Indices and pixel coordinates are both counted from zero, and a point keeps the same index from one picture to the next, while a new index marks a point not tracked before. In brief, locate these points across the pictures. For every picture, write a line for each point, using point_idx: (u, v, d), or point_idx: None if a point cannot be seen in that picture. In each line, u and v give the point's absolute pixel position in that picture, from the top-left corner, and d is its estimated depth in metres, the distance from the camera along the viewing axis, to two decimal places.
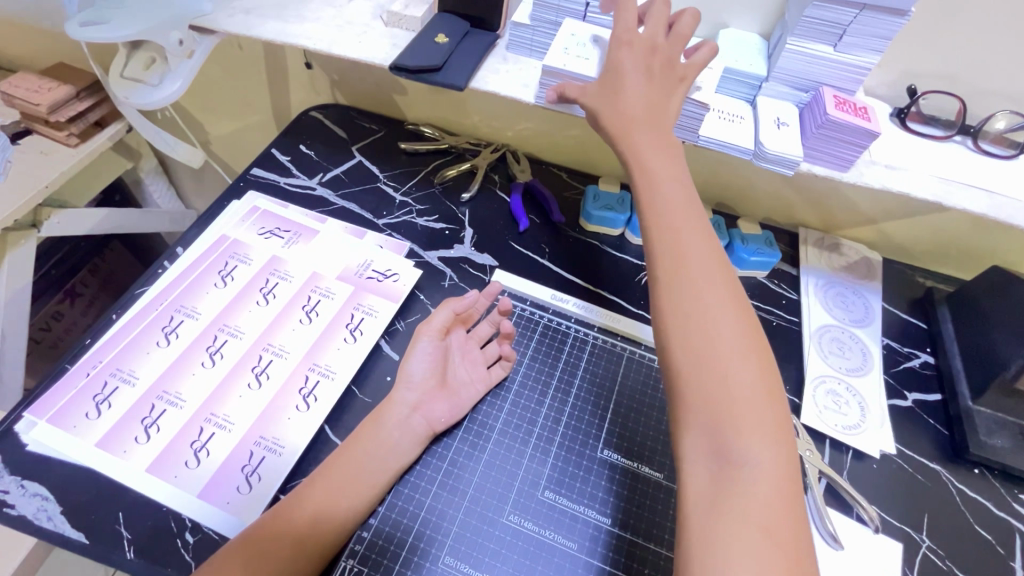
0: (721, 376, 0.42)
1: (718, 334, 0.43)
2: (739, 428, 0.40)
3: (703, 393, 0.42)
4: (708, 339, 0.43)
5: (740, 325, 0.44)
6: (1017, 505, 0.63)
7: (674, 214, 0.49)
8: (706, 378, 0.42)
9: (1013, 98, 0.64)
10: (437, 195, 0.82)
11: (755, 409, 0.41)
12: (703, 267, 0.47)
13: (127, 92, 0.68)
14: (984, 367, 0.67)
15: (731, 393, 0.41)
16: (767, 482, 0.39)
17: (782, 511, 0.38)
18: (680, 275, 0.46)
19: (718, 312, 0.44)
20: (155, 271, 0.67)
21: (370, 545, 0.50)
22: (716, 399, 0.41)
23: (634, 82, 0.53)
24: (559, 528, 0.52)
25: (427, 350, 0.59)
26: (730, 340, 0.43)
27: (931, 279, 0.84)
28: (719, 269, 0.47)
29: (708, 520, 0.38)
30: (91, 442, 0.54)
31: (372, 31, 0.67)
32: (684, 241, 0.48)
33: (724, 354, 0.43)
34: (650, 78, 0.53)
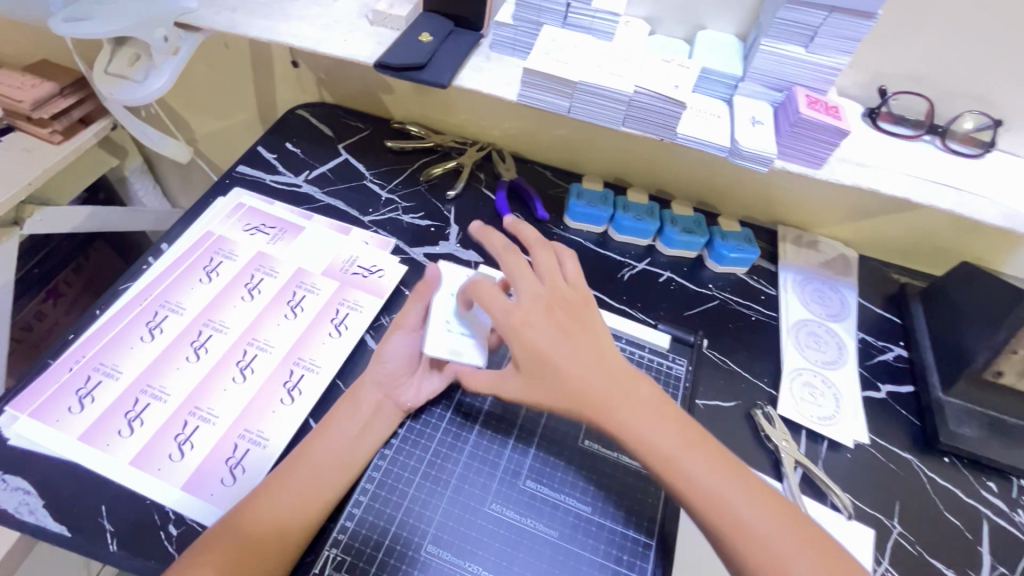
0: (761, 548, 0.44)
1: (735, 507, 0.46)
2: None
3: (746, 562, 0.44)
4: (734, 522, 0.45)
5: (702, 458, 0.48)
6: (984, 492, 0.65)
7: (644, 438, 0.49)
8: (744, 551, 0.45)
9: (978, 98, 0.67)
10: (422, 192, 0.83)
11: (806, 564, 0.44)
12: (678, 446, 0.48)
13: (110, 88, 0.69)
14: (953, 359, 0.69)
15: (773, 553, 0.44)
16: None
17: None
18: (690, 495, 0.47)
19: (697, 470, 0.47)
20: (139, 267, 0.67)
21: (353, 533, 0.50)
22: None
23: (541, 343, 0.51)
24: (540, 516, 0.53)
25: (407, 342, 0.59)
26: (738, 498, 0.46)
27: (905, 275, 0.86)
28: (677, 424, 0.50)
29: None
30: (74, 436, 0.54)
31: (358, 29, 0.68)
32: (689, 477, 0.47)
33: (719, 493, 0.46)
34: (551, 327, 0.52)
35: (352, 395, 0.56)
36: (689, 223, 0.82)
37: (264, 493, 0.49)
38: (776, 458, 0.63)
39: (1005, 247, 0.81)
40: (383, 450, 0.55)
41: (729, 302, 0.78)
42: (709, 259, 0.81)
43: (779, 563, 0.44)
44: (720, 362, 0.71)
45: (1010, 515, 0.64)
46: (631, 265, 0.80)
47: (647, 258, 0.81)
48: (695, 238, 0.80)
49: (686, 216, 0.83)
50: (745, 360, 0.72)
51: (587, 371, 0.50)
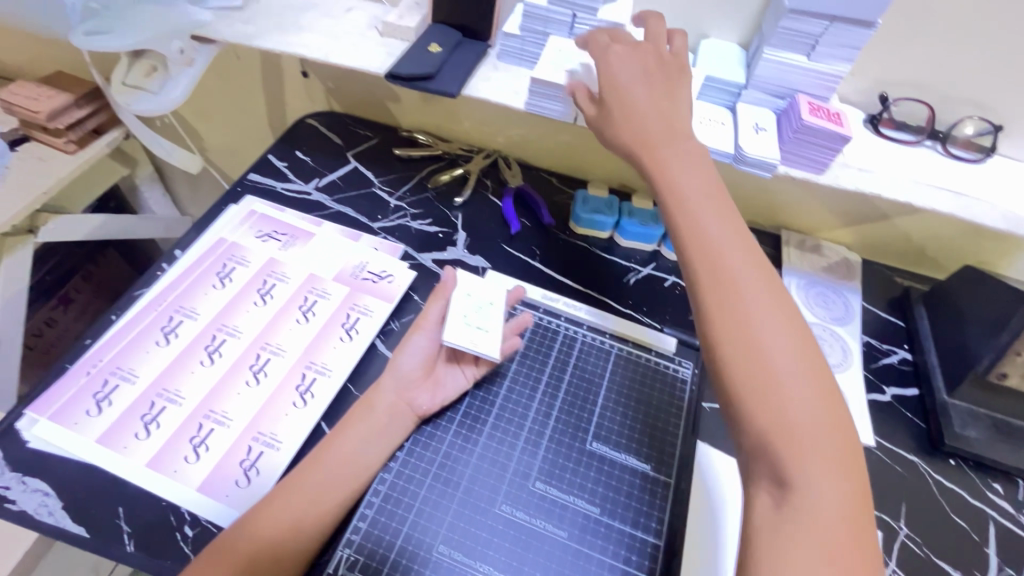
0: (777, 391, 0.43)
1: (785, 378, 0.43)
2: (797, 436, 0.42)
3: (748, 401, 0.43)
4: (758, 354, 0.44)
5: (788, 336, 0.45)
6: (990, 494, 0.65)
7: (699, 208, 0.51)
8: (752, 379, 0.44)
9: (978, 104, 0.68)
10: (430, 199, 0.85)
11: (812, 414, 0.43)
12: (758, 303, 0.46)
13: (127, 98, 0.70)
14: (957, 361, 0.70)
15: (783, 400, 0.43)
16: (832, 503, 0.41)
17: (847, 537, 0.40)
18: (749, 333, 0.45)
19: (777, 345, 0.44)
20: (154, 273, 0.68)
21: (365, 535, 0.51)
22: (775, 424, 0.42)
23: (639, 92, 0.55)
24: (550, 517, 0.53)
25: (422, 343, 0.60)
26: (773, 341, 0.44)
27: (908, 279, 0.87)
28: (786, 315, 0.46)
29: (774, 543, 0.40)
30: (92, 439, 0.55)
31: (368, 41, 0.69)
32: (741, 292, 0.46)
33: (780, 372, 0.44)
34: (649, 79, 0.56)
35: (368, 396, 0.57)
36: None
37: (280, 493, 0.50)
38: None
39: (1007, 250, 0.82)
40: (395, 453, 0.56)
41: None
42: None
43: (784, 411, 0.43)
44: None
45: (1016, 517, 0.64)
46: (637, 269, 0.80)
47: (652, 263, 0.82)
48: None
49: None
50: None
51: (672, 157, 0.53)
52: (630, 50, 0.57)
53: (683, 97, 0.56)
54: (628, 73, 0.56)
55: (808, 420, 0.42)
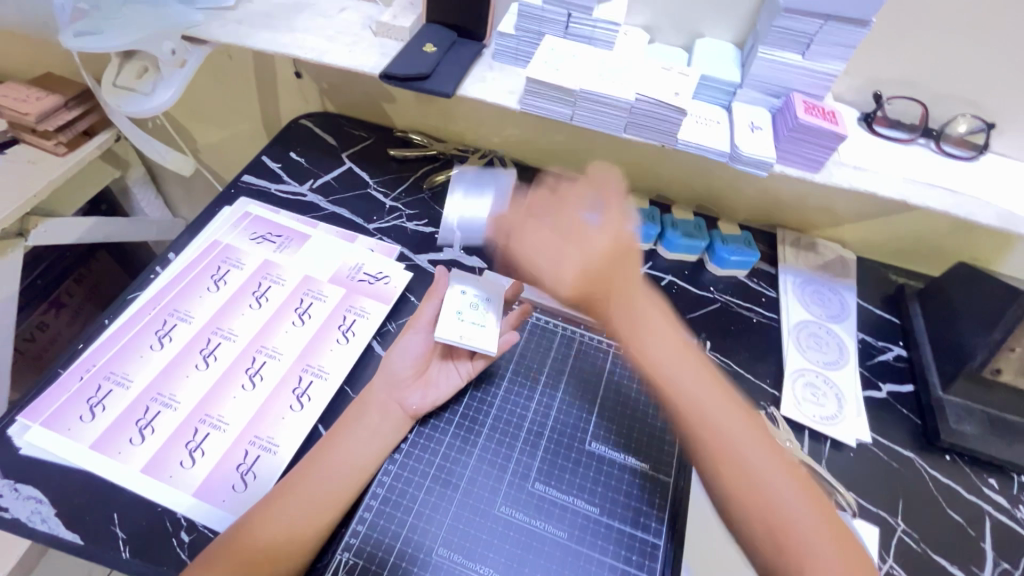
0: (761, 488, 0.48)
1: (749, 458, 0.49)
2: (789, 514, 0.47)
3: (742, 496, 0.48)
4: (739, 470, 0.49)
5: (734, 414, 0.51)
6: (985, 489, 0.66)
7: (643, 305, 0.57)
8: (742, 483, 0.48)
9: (971, 102, 0.68)
10: (426, 200, 0.84)
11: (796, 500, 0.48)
12: (721, 423, 0.50)
13: (118, 100, 0.70)
14: (952, 357, 0.70)
15: (772, 490, 0.48)
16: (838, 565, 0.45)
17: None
18: (720, 444, 0.50)
19: (734, 429, 0.50)
20: (147, 276, 0.67)
21: (364, 538, 0.50)
22: (768, 508, 0.47)
23: (549, 262, 0.59)
24: (549, 517, 0.53)
25: (413, 343, 0.60)
26: (741, 436, 0.50)
27: (903, 276, 0.87)
28: (717, 387, 0.53)
29: None
30: (86, 444, 0.54)
31: (362, 41, 0.69)
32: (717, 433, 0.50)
33: (744, 449, 0.49)
34: (568, 249, 0.59)
35: (366, 395, 0.57)
36: (689, 227, 0.83)
37: (278, 494, 0.50)
38: None
39: (1000, 246, 0.82)
40: (394, 455, 0.55)
41: (730, 304, 0.79)
42: (710, 262, 0.83)
43: (771, 495, 0.48)
44: (722, 364, 0.72)
45: (1011, 511, 0.64)
46: None
47: (649, 262, 0.82)
48: (695, 242, 0.81)
49: (686, 221, 0.84)
50: (747, 362, 0.73)
51: (619, 291, 0.56)
52: (544, 232, 0.61)
53: (597, 252, 0.58)
54: (543, 245, 0.61)
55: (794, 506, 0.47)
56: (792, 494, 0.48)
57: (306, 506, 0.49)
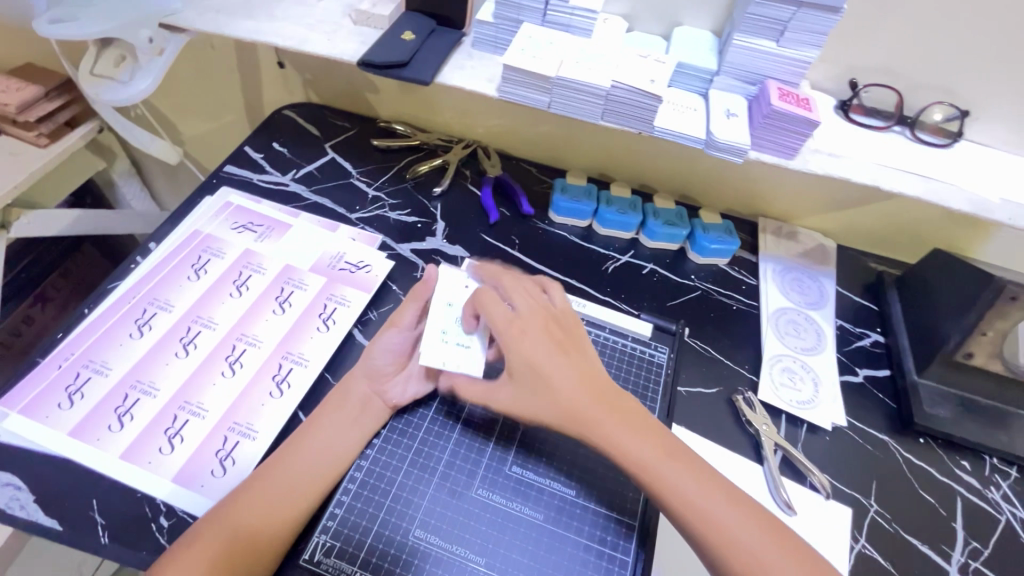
0: (717, 528, 0.48)
1: (700, 500, 0.49)
2: (751, 557, 0.47)
3: (704, 538, 0.48)
4: (696, 513, 0.48)
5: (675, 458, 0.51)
6: (958, 471, 0.67)
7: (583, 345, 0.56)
8: (700, 528, 0.48)
9: (946, 89, 0.69)
10: (409, 190, 0.85)
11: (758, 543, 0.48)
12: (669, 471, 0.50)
13: (96, 89, 0.69)
14: (926, 342, 0.72)
15: (731, 535, 0.48)
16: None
17: None
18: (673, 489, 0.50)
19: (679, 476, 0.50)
20: (127, 266, 0.67)
21: (342, 521, 0.51)
22: (725, 542, 0.47)
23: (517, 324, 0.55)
24: (525, 500, 0.54)
25: (396, 340, 0.59)
26: (689, 485, 0.50)
27: (882, 264, 0.88)
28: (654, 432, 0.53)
29: None
30: (64, 432, 0.54)
31: (341, 29, 0.69)
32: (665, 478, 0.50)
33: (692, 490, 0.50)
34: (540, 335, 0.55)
35: (345, 384, 0.57)
36: (670, 216, 0.84)
37: (255, 478, 0.50)
38: (756, 442, 0.65)
39: (977, 234, 0.83)
40: (372, 440, 0.56)
41: (710, 292, 0.80)
42: (691, 251, 0.83)
43: (731, 540, 0.48)
44: (702, 350, 0.73)
45: (983, 492, 0.66)
46: (615, 258, 0.82)
47: (631, 251, 0.83)
48: (677, 230, 0.82)
49: (668, 209, 0.85)
50: (726, 348, 0.74)
51: (565, 388, 0.52)
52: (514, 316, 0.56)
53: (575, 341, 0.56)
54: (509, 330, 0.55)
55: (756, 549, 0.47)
56: (752, 537, 0.48)
57: (283, 490, 0.50)
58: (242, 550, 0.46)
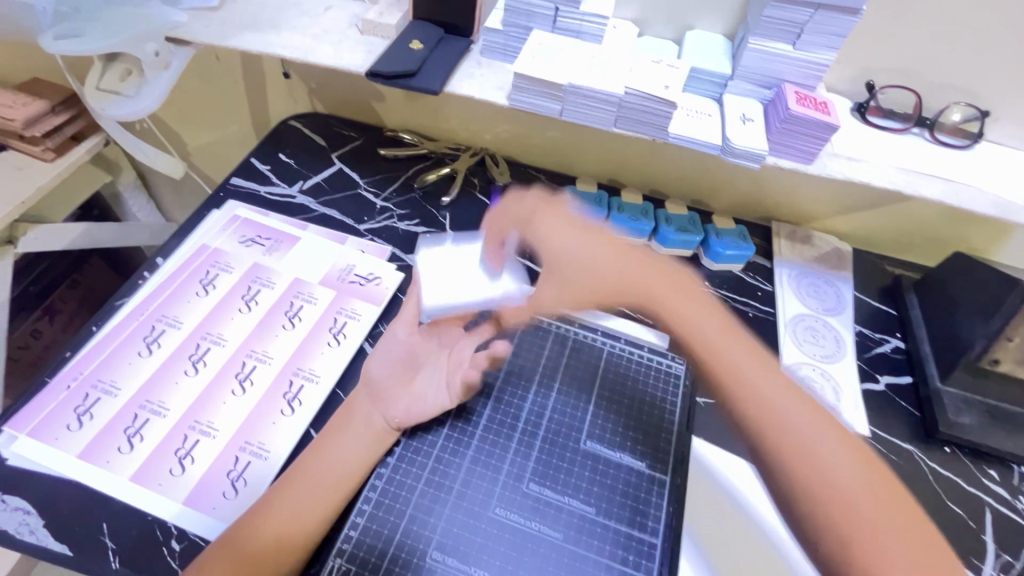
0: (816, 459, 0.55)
1: (806, 437, 0.56)
2: (851, 508, 0.51)
3: (800, 483, 0.54)
4: (797, 445, 0.55)
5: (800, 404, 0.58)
6: (985, 480, 0.65)
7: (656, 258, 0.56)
8: (792, 474, 0.55)
9: (964, 90, 0.68)
10: (417, 199, 0.84)
11: (847, 467, 0.54)
12: (789, 411, 0.57)
13: (104, 104, 0.69)
14: (950, 348, 0.70)
15: (832, 479, 0.53)
16: (861, 493, 0.53)
17: (883, 514, 0.52)
18: (771, 417, 0.57)
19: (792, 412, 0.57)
20: (136, 282, 0.67)
21: (357, 544, 0.49)
22: (838, 502, 0.52)
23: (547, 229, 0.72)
24: (544, 519, 0.52)
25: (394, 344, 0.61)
26: (808, 425, 0.56)
27: (899, 267, 0.87)
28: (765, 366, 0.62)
29: (875, 549, 0.49)
30: (73, 454, 0.53)
31: (348, 39, 0.68)
32: (784, 416, 0.57)
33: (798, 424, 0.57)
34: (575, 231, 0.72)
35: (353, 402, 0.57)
36: (683, 222, 0.82)
37: (267, 500, 0.50)
38: None
39: (997, 235, 0.82)
40: (385, 458, 0.54)
41: (726, 299, 0.78)
42: (705, 257, 0.82)
43: (834, 484, 0.53)
44: None
45: (1012, 502, 0.64)
46: None
47: None
48: (690, 237, 0.80)
49: (680, 215, 0.83)
50: None
51: (643, 273, 0.69)
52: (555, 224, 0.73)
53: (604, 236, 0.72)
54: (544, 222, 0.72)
55: (840, 464, 0.54)
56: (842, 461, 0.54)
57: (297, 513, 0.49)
58: None
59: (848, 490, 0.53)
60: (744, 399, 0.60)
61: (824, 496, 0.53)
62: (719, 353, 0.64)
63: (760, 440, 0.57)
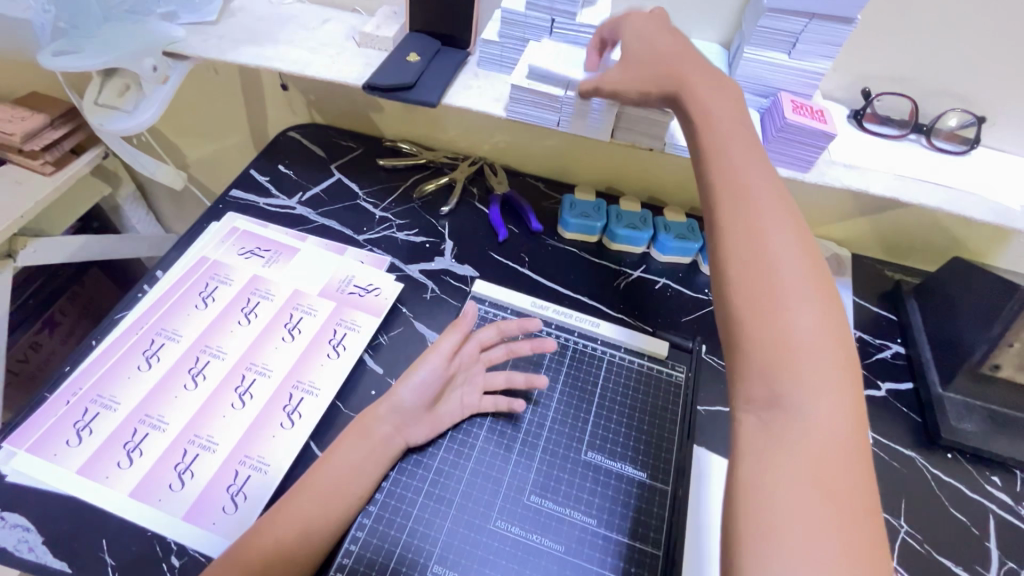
0: (784, 333, 0.40)
1: (786, 274, 0.42)
2: (796, 362, 0.39)
3: (751, 280, 0.43)
4: (763, 271, 0.42)
5: (791, 234, 0.44)
6: (988, 486, 0.65)
7: (728, 144, 0.49)
8: (753, 259, 0.43)
9: (960, 96, 0.68)
10: (416, 209, 0.84)
11: (815, 328, 0.40)
12: (775, 230, 0.44)
13: (102, 119, 0.69)
14: (951, 353, 0.70)
15: (789, 327, 0.40)
16: (825, 421, 0.38)
17: (839, 471, 0.37)
18: (745, 213, 0.45)
19: (780, 237, 0.44)
20: (135, 295, 0.67)
21: (358, 559, 0.49)
22: (771, 331, 0.41)
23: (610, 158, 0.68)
24: (545, 531, 0.52)
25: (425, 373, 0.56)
26: (790, 260, 0.43)
27: (899, 271, 0.87)
28: (771, 181, 0.47)
29: (760, 461, 0.38)
30: (72, 470, 0.53)
31: (346, 52, 0.68)
32: (767, 233, 0.44)
33: (787, 284, 0.42)
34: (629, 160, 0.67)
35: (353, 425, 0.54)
36: (681, 228, 0.82)
37: (256, 534, 0.47)
38: None
39: (997, 239, 0.82)
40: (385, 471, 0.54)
41: None
42: (704, 264, 0.82)
43: (790, 346, 0.40)
44: (719, 366, 0.70)
45: (1015, 509, 0.64)
46: (627, 273, 0.80)
47: (642, 266, 0.82)
48: (689, 243, 0.81)
49: (678, 222, 0.83)
50: None
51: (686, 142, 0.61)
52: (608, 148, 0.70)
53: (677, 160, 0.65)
54: None
55: (810, 334, 0.40)
56: (824, 371, 0.39)
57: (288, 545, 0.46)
58: None
59: (815, 351, 0.40)
60: (717, 227, 0.46)
61: (757, 325, 0.41)
62: (726, 166, 0.48)
63: (726, 239, 0.45)
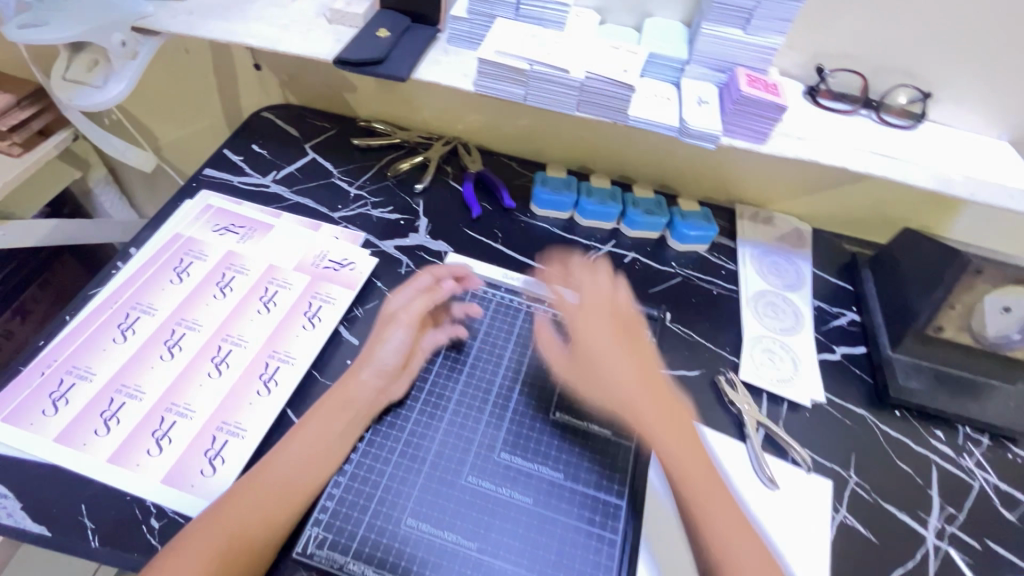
0: None
1: (726, 539, 0.49)
2: None
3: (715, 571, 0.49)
4: None
5: (719, 498, 0.52)
6: (932, 440, 0.69)
7: (652, 425, 0.54)
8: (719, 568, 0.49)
9: (908, 72, 0.71)
10: (390, 187, 0.85)
11: (752, 557, 0.49)
12: (699, 502, 0.51)
13: (69, 94, 0.69)
14: (899, 318, 0.74)
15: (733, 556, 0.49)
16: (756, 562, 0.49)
17: None
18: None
19: (718, 515, 0.51)
20: (109, 271, 0.67)
21: (334, 513, 0.51)
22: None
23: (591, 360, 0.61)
24: (515, 485, 0.54)
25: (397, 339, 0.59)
26: (722, 519, 0.50)
27: (855, 245, 0.91)
28: (697, 448, 0.54)
29: None
30: (49, 437, 0.54)
31: (316, 28, 0.69)
32: (711, 516, 0.51)
33: (728, 546, 0.49)
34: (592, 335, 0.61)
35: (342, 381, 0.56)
36: (650, 204, 0.85)
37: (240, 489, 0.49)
38: (739, 420, 0.67)
39: (946, 211, 0.86)
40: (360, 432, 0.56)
41: (691, 279, 0.81)
42: (671, 239, 0.85)
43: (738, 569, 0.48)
44: (683, 334, 0.74)
45: (957, 460, 0.68)
46: (597, 248, 0.83)
47: (612, 241, 0.84)
48: (657, 218, 0.84)
49: (647, 199, 0.87)
50: (708, 332, 0.75)
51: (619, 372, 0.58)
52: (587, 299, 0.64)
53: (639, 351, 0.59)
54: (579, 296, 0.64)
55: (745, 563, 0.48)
56: (750, 550, 0.49)
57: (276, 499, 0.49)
58: (231, 549, 0.46)
59: (722, 525, 0.50)
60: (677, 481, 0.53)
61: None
62: (667, 454, 0.53)
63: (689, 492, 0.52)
